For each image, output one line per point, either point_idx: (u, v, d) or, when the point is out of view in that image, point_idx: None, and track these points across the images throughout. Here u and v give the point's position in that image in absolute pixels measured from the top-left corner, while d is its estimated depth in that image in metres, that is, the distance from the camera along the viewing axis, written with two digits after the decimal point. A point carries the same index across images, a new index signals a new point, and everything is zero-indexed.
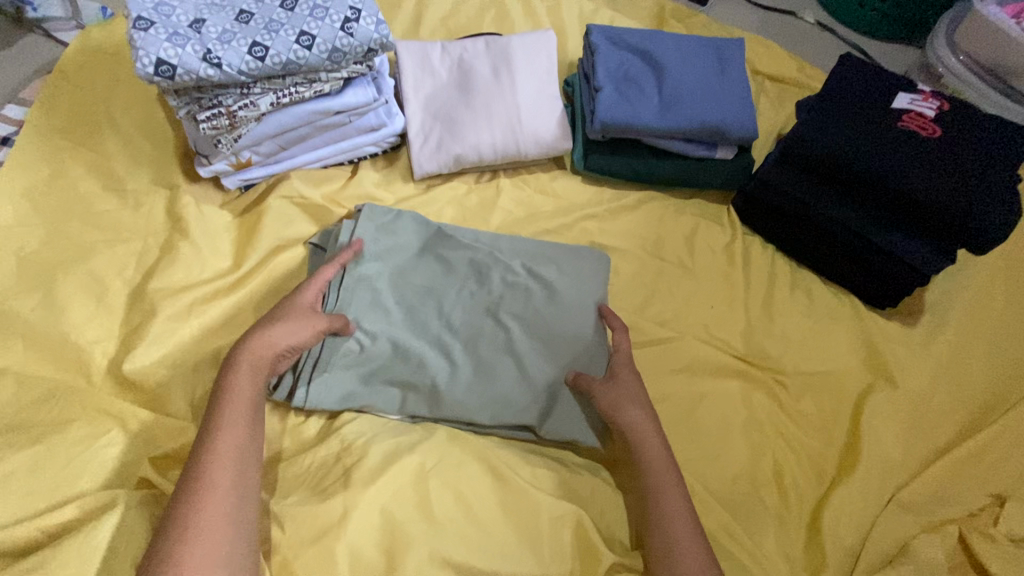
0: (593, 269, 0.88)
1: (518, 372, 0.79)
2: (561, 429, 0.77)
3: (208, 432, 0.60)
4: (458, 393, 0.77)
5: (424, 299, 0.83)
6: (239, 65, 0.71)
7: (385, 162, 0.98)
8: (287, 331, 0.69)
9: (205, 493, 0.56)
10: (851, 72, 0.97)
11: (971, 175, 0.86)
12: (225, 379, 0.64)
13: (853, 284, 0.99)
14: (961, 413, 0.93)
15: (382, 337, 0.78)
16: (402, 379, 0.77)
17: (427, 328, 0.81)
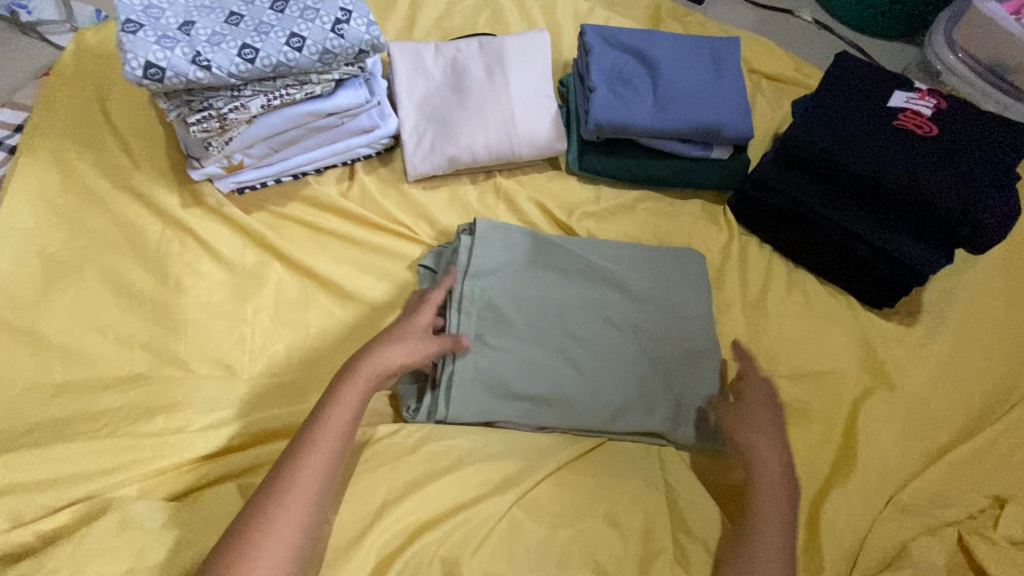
0: (689, 272, 0.91)
1: (633, 377, 0.82)
2: (685, 433, 0.80)
3: (307, 440, 0.64)
4: (572, 404, 0.79)
5: (541, 312, 0.84)
6: (229, 67, 0.70)
7: (379, 164, 0.98)
8: (402, 352, 0.72)
9: (290, 489, 0.60)
10: (847, 71, 0.96)
11: (971, 175, 0.86)
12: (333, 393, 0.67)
13: (853, 285, 0.98)
14: (961, 413, 0.92)
15: (500, 350, 0.80)
16: (517, 391, 0.78)
17: (550, 338, 0.82)
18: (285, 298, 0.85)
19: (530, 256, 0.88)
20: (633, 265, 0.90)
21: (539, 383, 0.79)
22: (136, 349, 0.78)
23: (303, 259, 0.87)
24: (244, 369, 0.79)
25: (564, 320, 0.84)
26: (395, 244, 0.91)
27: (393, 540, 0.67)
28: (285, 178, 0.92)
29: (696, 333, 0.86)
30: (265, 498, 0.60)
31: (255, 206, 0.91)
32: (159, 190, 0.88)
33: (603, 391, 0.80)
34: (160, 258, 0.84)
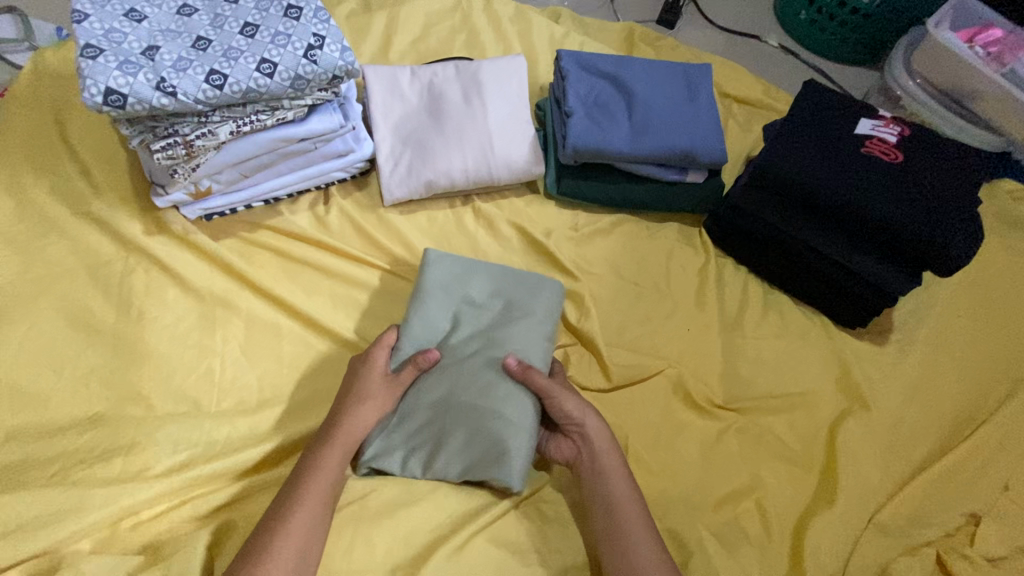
0: (516, 287, 0.83)
1: (512, 428, 0.72)
2: (497, 474, 0.71)
3: (281, 516, 0.63)
4: (507, 468, 0.71)
5: (473, 360, 0.77)
6: (196, 93, 0.68)
7: (354, 187, 0.97)
8: (374, 401, 0.72)
9: (272, 547, 0.61)
10: (816, 97, 0.97)
11: (936, 199, 0.87)
12: (308, 467, 0.67)
13: (825, 304, 1.00)
14: (935, 430, 0.94)
15: (441, 417, 0.73)
16: (469, 458, 0.72)
17: (459, 382, 0.75)
18: (256, 329, 0.81)
19: (465, 296, 0.82)
20: (536, 309, 0.82)
21: (439, 434, 0.73)
22: (97, 388, 0.74)
23: (275, 288, 0.85)
24: (212, 407, 0.75)
25: (490, 373, 0.75)
26: (371, 270, 0.90)
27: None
28: (255, 203, 0.89)
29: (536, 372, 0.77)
30: (276, 517, 0.63)
31: (224, 233, 0.88)
32: (121, 218, 0.84)
33: (499, 446, 0.72)
34: (122, 290, 0.80)
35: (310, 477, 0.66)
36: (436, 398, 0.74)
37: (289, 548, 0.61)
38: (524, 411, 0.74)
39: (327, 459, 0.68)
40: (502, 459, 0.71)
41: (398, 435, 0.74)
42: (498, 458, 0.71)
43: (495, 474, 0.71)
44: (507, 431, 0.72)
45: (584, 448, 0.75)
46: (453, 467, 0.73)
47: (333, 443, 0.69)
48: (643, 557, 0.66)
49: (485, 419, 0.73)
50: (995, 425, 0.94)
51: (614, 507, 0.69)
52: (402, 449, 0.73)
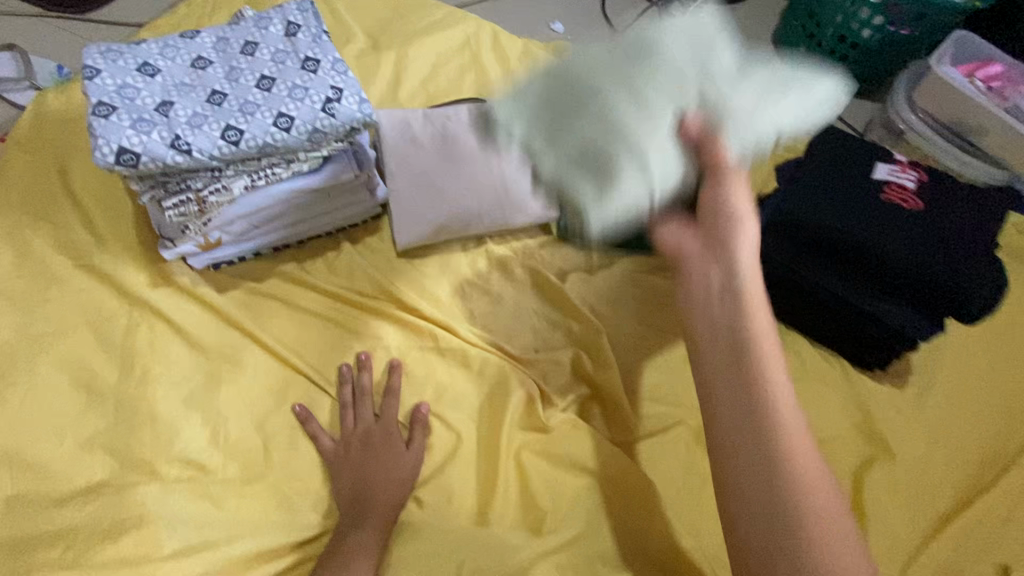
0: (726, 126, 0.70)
1: (641, 174, 0.69)
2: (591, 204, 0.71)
3: None
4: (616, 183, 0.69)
5: (645, 93, 0.68)
6: (211, 150, 0.66)
7: (365, 231, 0.94)
8: (400, 467, 0.76)
9: None
10: (829, 142, 0.97)
11: (959, 248, 0.87)
12: (347, 539, 0.69)
13: (845, 348, 0.99)
14: (961, 477, 0.92)
15: (585, 103, 0.69)
16: (584, 169, 0.71)
17: (625, 75, 0.68)
18: (267, 387, 0.80)
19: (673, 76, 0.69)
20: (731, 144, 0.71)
21: (579, 151, 0.70)
22: (104, 456, 0.72)
23: (285, 344, 0.83)
24: (222, 472, 0.74)
25: (667, 114, 0.68)
26: (384, 319, 0.87)
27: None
28: (264, 251, 0.87)
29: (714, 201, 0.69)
30: None
31: (231, 283, 0.85)
32: (125, 270, 0.82)
33: (614, 183, 0.69)
34: (126, 347, 0.78)
35: (353, 549, 0.68)
36: (593, 81, 0.69)
37: None
38: (670, 168, 0.69)
39: (366, 531, 0.70)
40: (609, 176, 0.69)
41: (537, 133, 0.72)
42: (611, 176, 0.69)
43: (585, 198, 0.71)
44: (651, 183, 0.69)
45: (727, 295, 0.61)
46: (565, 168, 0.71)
47: (361, 519, 0.71)
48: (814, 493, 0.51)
49: (619, 162, 0.68)
50: (1018, 471, 0.93)
51: (779, 434, 0.53)
52: (524, 120, 0.72)
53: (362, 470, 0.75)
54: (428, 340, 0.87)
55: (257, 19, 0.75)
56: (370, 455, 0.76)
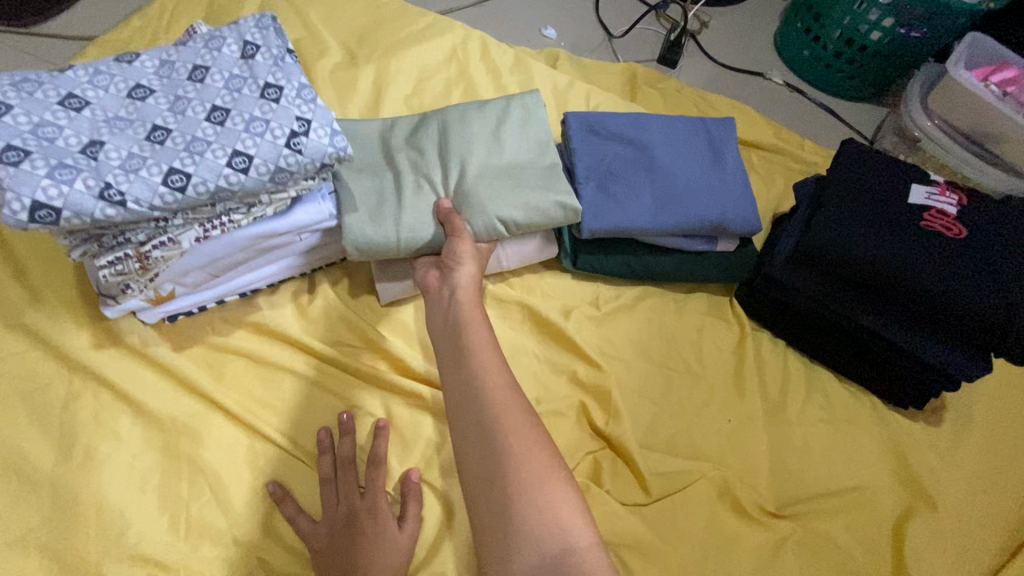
0: (535, 197, 0.79)
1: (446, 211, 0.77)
2: (389, 229, 0.74)
3: None
4: (391, 225, 0.75)
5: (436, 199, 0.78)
6: (151, 199, 0.55)
7: (345, 271, 0.84)
8: (394, 553, 0.65)
9: None
10: (861, 161, 0.88)
11: (1005, 280, 0.79)
12: None
13: (874, 385, 0.91)
14: (1007, 526, 0.84)
15: (398, 194, 0.77)
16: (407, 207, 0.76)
17: (427, 187, 0.79)
18: (235, 462, 0.69)
19: (479, 169, 0.80)
20: (543, 202, 0.79)
21: (393, 199, 0.77)
22: (41, 558, 0.61)
23: (256, 410, 0.72)
24: (185, 568, 0.64)
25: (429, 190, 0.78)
26: (368, 375, 0.77)
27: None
28: (229, 298, 0.76)
29: (522, 207, 0.78)
30: None
31: (190, 339, 0.74)
32: (65, 331, 0.70)
33: (425, 208, 0.77)
34: (67, 424, 0.67)
35: None
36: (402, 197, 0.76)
37: None
38: (421, 219, 0.76)
39: None
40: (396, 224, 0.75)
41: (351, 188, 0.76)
42: (422, 203, 0.77)
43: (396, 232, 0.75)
44: (407, 235, 0.75)
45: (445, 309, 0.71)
46: (385, 207, 0.76)
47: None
48: (532, 495, 0.54)
49: (427, 193, 0.78)
50: None
51: (503, 449, 0.57)
52: (355, 196, 0.75)
53: (352, 552, 0.64)
54: (419, 397, 0.76)
55: (209, 38, 0.64)
56: (359, 534, 0.65)
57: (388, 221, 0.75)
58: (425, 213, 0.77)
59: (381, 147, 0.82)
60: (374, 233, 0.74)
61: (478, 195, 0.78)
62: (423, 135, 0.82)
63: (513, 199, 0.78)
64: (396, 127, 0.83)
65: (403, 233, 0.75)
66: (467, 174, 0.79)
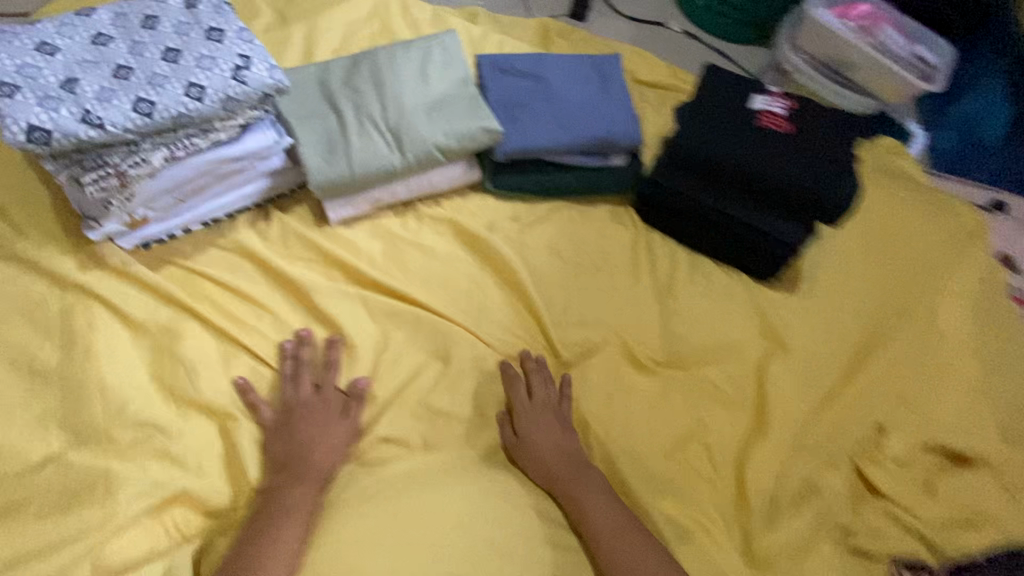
0: (464, 127, 0.94)
1: (391, 146, 0.92)
2: (344, 166, 0.89)
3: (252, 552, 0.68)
4: (345, 163, 0.89)
5: (379, 135, 0.92)
6: (124, 122, 0.68)
7: (294, 200, 0.98)
8: (333, 436, 0.81)
9: None
10: (714, 82, 1.08)
11: (824, 164, 1.01)
12: (274, 508, 0.73)
13: (743, 265, 1.12)
14: (842, 362, 1.08)
15: (345, 134, 0.90)
16: (356, 145, 0.90)
17: (370, 125, 0.92)
18: (216, 352, 0.84)
19: (412, 104, 0.94)
20: (470, 129, 0.95)
21: (344, 139, 0.90)
22: (57, 430, 0.75)
23: (228, 311, 0.86)
24: (183, 432, 0.78)
25: (373, 125, 0.92)
26: (323, 282, 0.92)
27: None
28: (194, 227, 0.90)
29: (454, 137, 0.94)
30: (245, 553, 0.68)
31: (164, 260, 0.88)
32: (51, 255, 0.82)
33: (371, 145, 0.91)
34: (63, 328, 0.79)
35: (274, 519, 0.72)
36: (349, 136, 0.90)
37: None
38: (371, 153, 0.90)
39: (293, 500, 0.74)
40: (349, 161, 0.90)
41: (306, 135, 0.90)
42: (368, 139, 0.91)
43: (350, 168, 0.89)
44: (360, 169, 0.90)
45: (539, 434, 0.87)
46: (337, 146, 0.90)
47: (296, 481, 0.76)
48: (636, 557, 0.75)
49: (370, 130, 0.92)
50: (884, 349, 1.10)
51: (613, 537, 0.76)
52: (311, 143, 0.89)
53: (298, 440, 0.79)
54: (366, 296, 0.92)
55: None
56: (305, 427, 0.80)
57: (342, 159, 0.89)
58: (372, 148, 0.91)
59: (321, 92, 0.94)
60: (333, 171, 0.89)
61: (415, 129, 0.92)
62: (359, 79, 0.95)
63: (444, 130, 0.94)
64: (333, 74, 0.95)
65: (356, 168, 0.90)
66: (402, 111, 0.93)
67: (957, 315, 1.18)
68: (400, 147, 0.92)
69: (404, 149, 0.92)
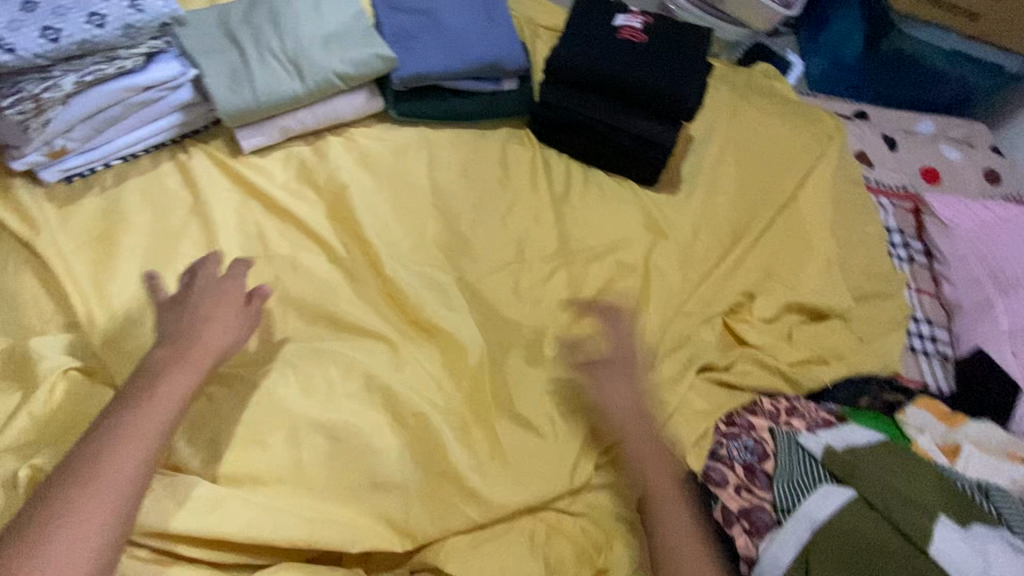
0: (357, 55, 1.06)
1: (292, 76, 1.03)
2: (249, 94, 1.00)
3: (103, 438, 0.63)
4: (250, 92, 1.00)
5: (280, 67, 1.03)
6: (34, 48, 0.83)
7: (206, 135, 1.05)
8: (220, 329, 0.77)
9: (94, 465, 0.61)
10: (582, 8, 1.24)
11: (678, 67, 1.17)
12: (145, 392, 0.68)
13: (629, 171, 1.25)
14: (719, 248, 1.23)
15: (248, 68, 1.01)
16: (259, 76, 1.01)
17: (271, 58, 1.03)
18: (138, 264, 0.91)
19: (308, 38, 1.06)
20: (363, 56, 1.07)
21: (247, 71, 1.01)
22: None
23: (147, 232, 0.94)
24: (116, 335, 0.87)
25: (274, 59, 1.03)
26: (239, 205, 1.00)
27: (303, 441, 0.81)
28: (114, 162, 0.98)
29: (349, 64, 1.06)
30: (96, 437, 0.63)
31: (83, 192, 0.95)
32: None
33: (273, 75, 1.02)
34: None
35: (134, 409, 0.66)
36: (252, 69, 1.01)
37: (114, 469, 0.61)
38: (274, 83, 1.01)
39: (164, 391, 0.68)
40: (253, 89, 1.00)
41: (211, 68, 0.99)
42: (271, 71, 1.02)
43: (255, 96, 1.00)
44: (265, 97, 1.01)
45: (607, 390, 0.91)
46: (241, 78, 1.00)
47: (126, 421, 0.65)
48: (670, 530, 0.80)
49: (271, 63, 1.03)
50: (756, 235, 1.25)
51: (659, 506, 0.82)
52: (217, 75, 0.99)
53: (142, 395, 0.67)
54: (280, 215, 1.01)
55: None
56: (149, 389, 0.68)
57: (248, 89, 1.00)
58: (273, 79, 1.02)
59: (224, 34, 1.04)
60: (239, 99, 0.99)
61: (313, 59, 1.04)
62: (257, 20, 1.06)
63: (340, 59, 1.05)
64: (233, 18, 1.06)
65: (261, 96, 1.00)
66: (300, 44, 1.05)
67: (824, 197, 1.33)
68: (302, 77, 1.03)
69: (305, 77, 1.04)
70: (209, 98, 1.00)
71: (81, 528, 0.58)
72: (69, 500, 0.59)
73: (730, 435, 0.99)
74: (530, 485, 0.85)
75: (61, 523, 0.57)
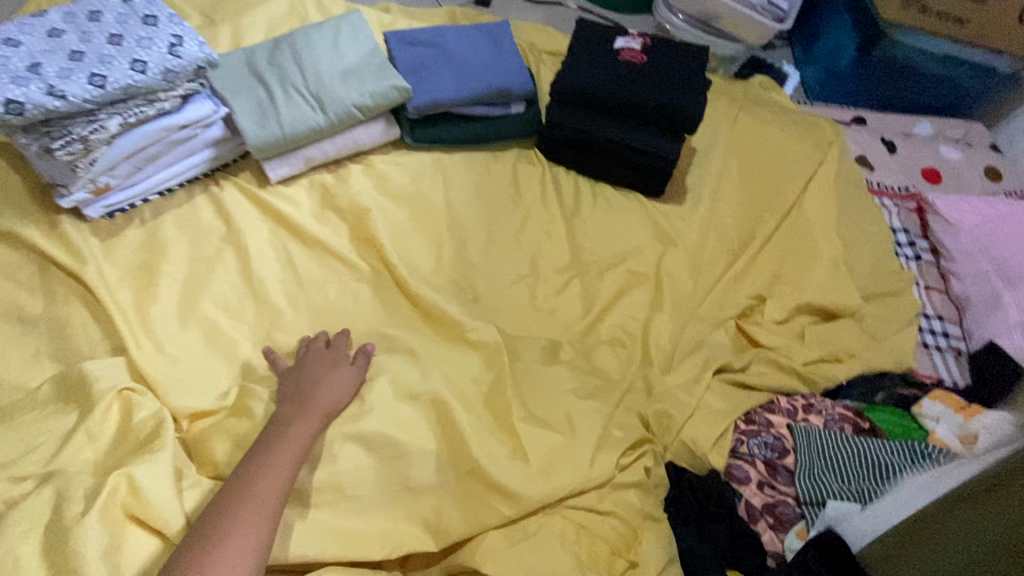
0: (374, 86, 1.13)
1: (315, 108, 1.10)
2: (276, 127, 1.07)
3: (252, 470, 0.73)
4: (277, 125, 1.07)
5: (304, 101, 1.10)
6: (83, 93, 0.90)
7: (236, 169, 1.12)
8: (339, 372, 0.89)
9: (246, 489, 0.71)
10: (583, 32, 1.31)
11: (678, 83, 1.22)
12: (283, 431, 0.79)
13: (635, 185, 1.30)
14: (728, 253, 1.27)
15: (275, 103, 1.09)
16: (285, 110, 1.08)
17: (295, 94, 1.11)
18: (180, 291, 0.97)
19: (329, 74, 1.13)
20: (380, 87, 1.13)
21: (274, 106, 1.08)
22: (50, 363, 0.89)
23: (185, 260, 1.00)
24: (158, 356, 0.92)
25: (298, 94, 1.11)
26: (267, 231, 1.06)
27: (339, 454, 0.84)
28: (152, 198, 1.05)
29: (367, 96, 1.13)
30: (245, 469, 0.73)
31: (125, 225, 1.02)
32: (27, 227, 0.97)
33: (297, 109, 1.09)
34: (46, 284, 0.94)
35: (278, 449, 0.76)
36: (279, 104, 1.09)
37: (265, 489, 0.71)
38: (298, 116, 1.08)
39: (298, 428, 0.80)
40: (280, 122, 1.07)
41: (241, 106, 1.07)
42: (296, 105, 1.09)
43: (281, 128, 1.07)
44: (291, 129, 1.07)
45: None
46: (269, 113, 1.08)
47: (265, 456, 0.75)
48: None
49: (296, 98, 1.10)
50: (763, 238, 1.28)
51: None
52: (247, 112, 1.07)
53: (278, 438, 0.78)
54: (306, 238, 1.06)
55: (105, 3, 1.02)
56: (279, 436, 0.78)
57: (275, 122, 1.07)
58: (298, 112, 1.09)
59: (251, 73, 1.12)
60: (267, 131, 1.06)
61: (334, 93, 1.11)
62: (281, 59, 1.14)
63: (359, 91, 1.13)
64: (259, 57, 1.14)
65: (287, 128, 1.07)
66: (321, 80, 1.12)
67: (827, 199, 1.36)
68: (324, 109, 1.10)
69: (327, 109, 1.10)
70: (240, 132, 1.07)
71: (238, 542, 0.66)
72: (226, 518, 0.68)
73: (749, 432, 1.03)
74: (559, 483, 0.86)
75: (221, 537, 0.66)
